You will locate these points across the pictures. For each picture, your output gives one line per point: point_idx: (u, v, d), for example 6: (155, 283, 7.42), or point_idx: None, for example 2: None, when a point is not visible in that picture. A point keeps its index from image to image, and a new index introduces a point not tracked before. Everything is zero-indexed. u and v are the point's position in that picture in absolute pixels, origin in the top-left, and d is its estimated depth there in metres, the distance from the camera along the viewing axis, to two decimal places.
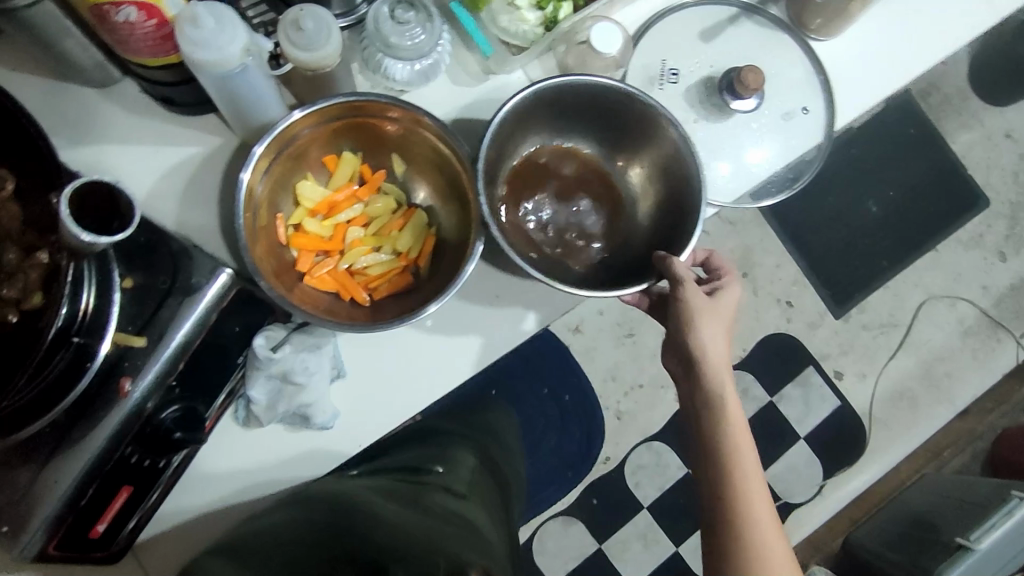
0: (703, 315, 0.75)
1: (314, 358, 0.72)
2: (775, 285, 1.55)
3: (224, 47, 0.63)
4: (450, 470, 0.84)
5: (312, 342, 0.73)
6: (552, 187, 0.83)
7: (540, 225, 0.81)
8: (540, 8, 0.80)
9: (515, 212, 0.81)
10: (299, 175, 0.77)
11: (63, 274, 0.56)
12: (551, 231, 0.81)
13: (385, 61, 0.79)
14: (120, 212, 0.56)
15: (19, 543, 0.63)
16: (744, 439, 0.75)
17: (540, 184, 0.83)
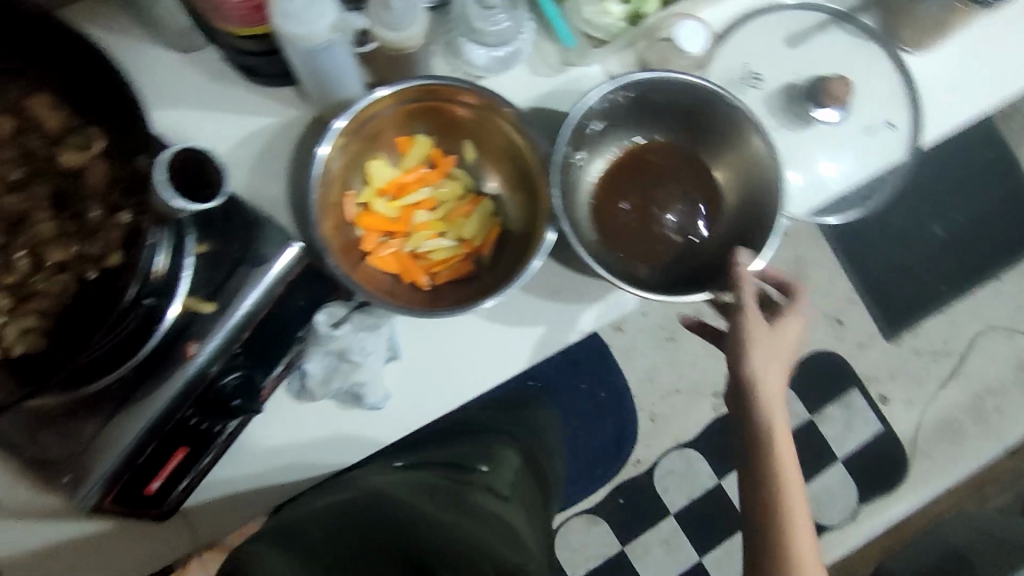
0: (758, 340, 0.72)
1: (372, 336, 0.73)
2: (828, 301, 1.50)
3: (313, 22, 0.63)
4: (493, 470, 0.84)
5: (371, 322, 0.74)
6: (643, 183, 0.82)
7: (638, 218, 0.80)
8: (625, 2, 0.81)
9: (612, 205, 0.81)
10: (370, 154, 0.77)
11: (143, 238, 0.56)
12: (648, 223, 0.80)
13: (466, 47, 0.78)
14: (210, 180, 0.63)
15: (80, 493, 0.64)
16: (792, 465, 0.72)
17: (630, 179, 0.82)
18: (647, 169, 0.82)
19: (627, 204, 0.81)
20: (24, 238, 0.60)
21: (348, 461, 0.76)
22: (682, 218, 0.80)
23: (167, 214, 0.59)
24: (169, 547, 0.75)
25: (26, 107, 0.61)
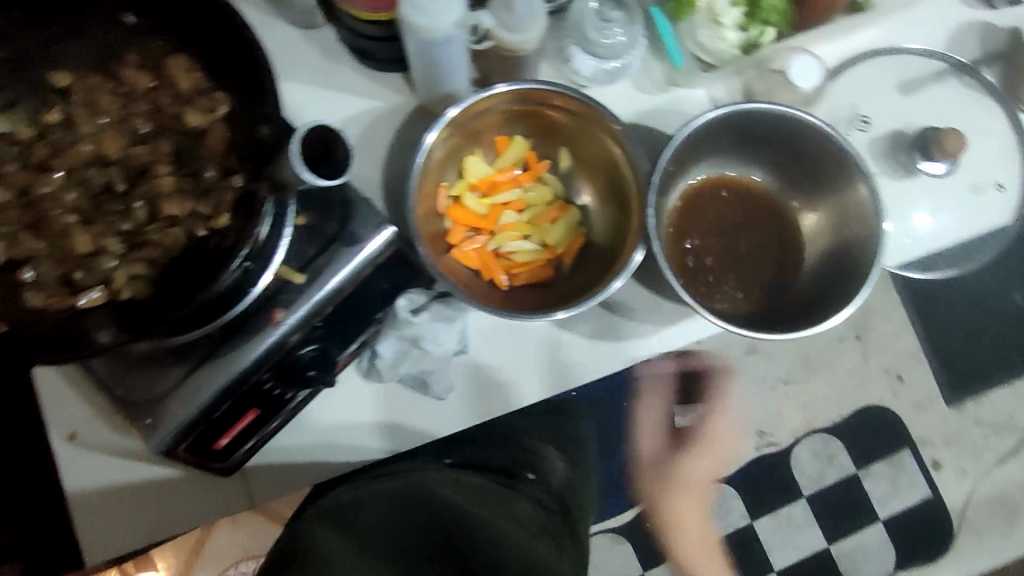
0: None
1: (446, 329, 0.74)
2: (888, 355, 1.45)
3: (436, 16, 0.64)
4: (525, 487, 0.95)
5: (448, 315, 0.75)
6: (711, 222, 0.81)
7: (700, 258, 0.79)
8: (743, 30, 0.78)
9: (678, 241, 0.79)
10: (468, 149, 0.78)
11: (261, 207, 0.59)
12: (710, 264, 0.79)
13: (576, 55, 0.79)
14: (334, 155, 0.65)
15: (156, 440, 0.66)
16: None
17: (700, 217, 0.81)
18: (722, 207, 0.81)
19: (694, 241, 0.79)
20: (142, 188, 0.63)
21: (404, 446, 0.77)
22: (752, 264, 0.79)
23: (290, 184, 0.62)
24: (225, 501, 0.78)
25: (163, 65, 0.64)
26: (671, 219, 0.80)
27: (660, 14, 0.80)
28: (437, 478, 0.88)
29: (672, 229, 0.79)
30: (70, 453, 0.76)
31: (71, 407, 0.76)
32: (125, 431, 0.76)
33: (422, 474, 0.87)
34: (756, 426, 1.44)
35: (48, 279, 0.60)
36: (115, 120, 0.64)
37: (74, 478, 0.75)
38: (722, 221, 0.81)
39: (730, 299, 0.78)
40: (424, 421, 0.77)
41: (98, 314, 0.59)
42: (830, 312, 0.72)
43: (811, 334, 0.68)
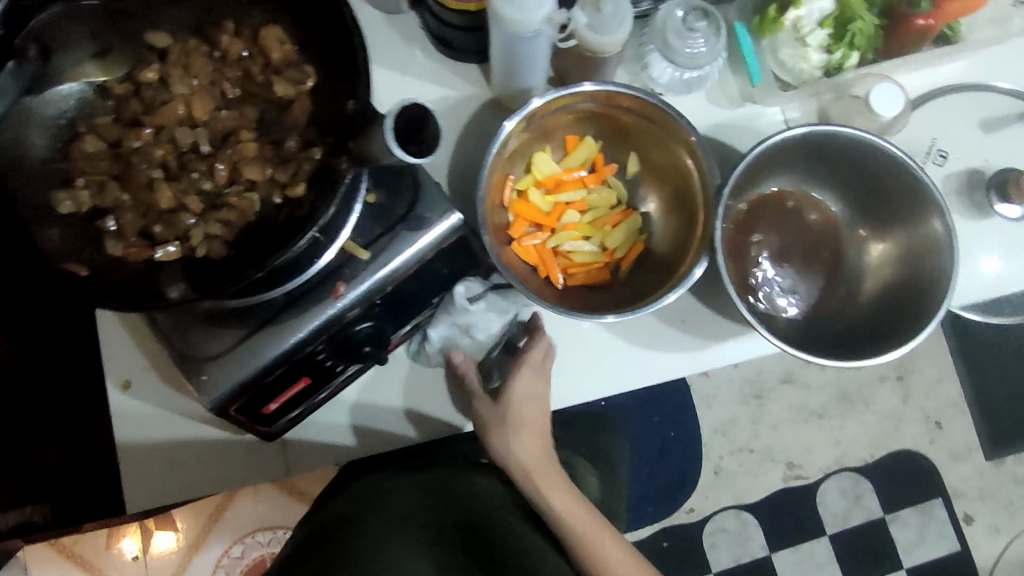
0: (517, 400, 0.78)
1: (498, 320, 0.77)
2: (929, 401, 1.41)
3: (528, 10, 0.65)
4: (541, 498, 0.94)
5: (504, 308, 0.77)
6: (775, 236, 0.79)
7: (760, 270, 0.77)
8: (828, 52, 0.78)
9: (740, 251, 0.78)
10: (538, 145, 0.78)
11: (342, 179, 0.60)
12: (768, 277, 0.77)
13: (654, 60, 0.78)
14: (421, 136, 0.52)
15: (209, 398, 0.67)
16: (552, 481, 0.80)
17: (766, 229, 0.79)
18: (788, 223, 0.80)
19: (754, 248, 0.78)
20: (224, 151, 0.64)
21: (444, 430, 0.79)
22: (808, 281, 0.78)
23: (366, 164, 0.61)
24: (262, 466, 0.79)
25: (257, 34, 0.66)
26: (734, 222, 0.78)
27: (744, 29, 0.80)
28: (462, 479, 0.91)
29: (733, 234, 0.78)
30: (123, 400, 0.78)
31: (129, 355, 0.79)
32: (177, 386, 0.79)
33: (441, 471, 0.92)
34: (786, 457, 1.41)
35: (128, 229, 0.62)
36: (205, 83, 0.66)
37: (123, 425, 0.78)
38: (786, 231, 0.79)
39: (777, 313, 0.77)
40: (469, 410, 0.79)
41: (172, 268, 0.62)
42: (886, 347, 0.72)
43: (868, 365, 0.69)
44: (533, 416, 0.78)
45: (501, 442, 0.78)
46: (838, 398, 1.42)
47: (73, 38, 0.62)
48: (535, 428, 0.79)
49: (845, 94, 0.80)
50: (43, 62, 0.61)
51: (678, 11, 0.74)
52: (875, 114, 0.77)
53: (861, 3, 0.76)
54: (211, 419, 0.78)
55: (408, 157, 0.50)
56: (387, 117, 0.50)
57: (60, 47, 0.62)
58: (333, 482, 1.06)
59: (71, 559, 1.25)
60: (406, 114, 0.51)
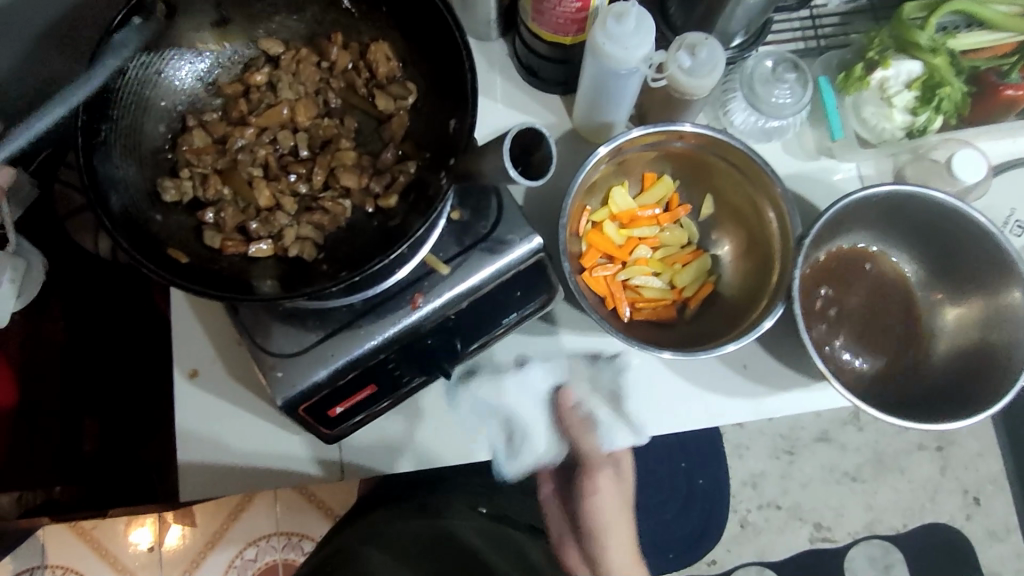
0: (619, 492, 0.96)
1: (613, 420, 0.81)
2: (968, 474, 1.38)
3: (629, 50, 0.67)
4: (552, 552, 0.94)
5: (626, 420, 0.81)
6: (850, 287, 0.80)
7: (826, 306, 0.79)
8: (913, 113, 0.78)
9: (810, 296, 0.78)
10: (617, 179, 0.79)
11: (443, 195, 0.60)
12: (839, 326, 0.78)
13: (736, 106, 0.80)
14: (529, 163, 0.54)
15: (282, 396, 0.67)
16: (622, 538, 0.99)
17: (845, 280, 0.80)
18: (867, 279, 0.80)
19: (826, 290, 0.79)
20: (325, 157, 0.67)
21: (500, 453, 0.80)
22: (871, 339, 0.79)
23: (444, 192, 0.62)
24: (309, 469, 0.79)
25: (365, 49, 0.69)
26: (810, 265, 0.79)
27: (828, 85, 0.82)
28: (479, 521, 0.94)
29: (809, 271, 0.78)
30: (188, 388, 0.80)
31: (197, 344, 0.81)
32: (242, 380, 0.80)
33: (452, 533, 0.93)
34: (814, 517, 1.37)
35: (227, 222, 0.65)
36: (311, 91, 0.69)
37: (185, 413, 0.79)
38: (855, 286, 0.80)
39: (851, 376, 0.77)
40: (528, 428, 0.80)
41: (265, 264, 0.64)
42: (951, 414, 0.71)
43: (929, 430, 0.69)
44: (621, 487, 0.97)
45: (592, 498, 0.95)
46: (874, 462, 1.39)
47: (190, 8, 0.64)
48: (614, 501, 0.97)
49: (925, 155, 0.82)
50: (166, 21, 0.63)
51: (768, 61, 0.76)
52: (955, 178, 0.78)
53: (951, 68, 0.75)
54: (269, 416, 0.80)
55: (521, 179, 0.51)
56: (505, 138, 0.52)
57: (182, 15, 0.64)
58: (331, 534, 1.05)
59: (88, 543, 1.26)
60: (522, 136, 0.53)
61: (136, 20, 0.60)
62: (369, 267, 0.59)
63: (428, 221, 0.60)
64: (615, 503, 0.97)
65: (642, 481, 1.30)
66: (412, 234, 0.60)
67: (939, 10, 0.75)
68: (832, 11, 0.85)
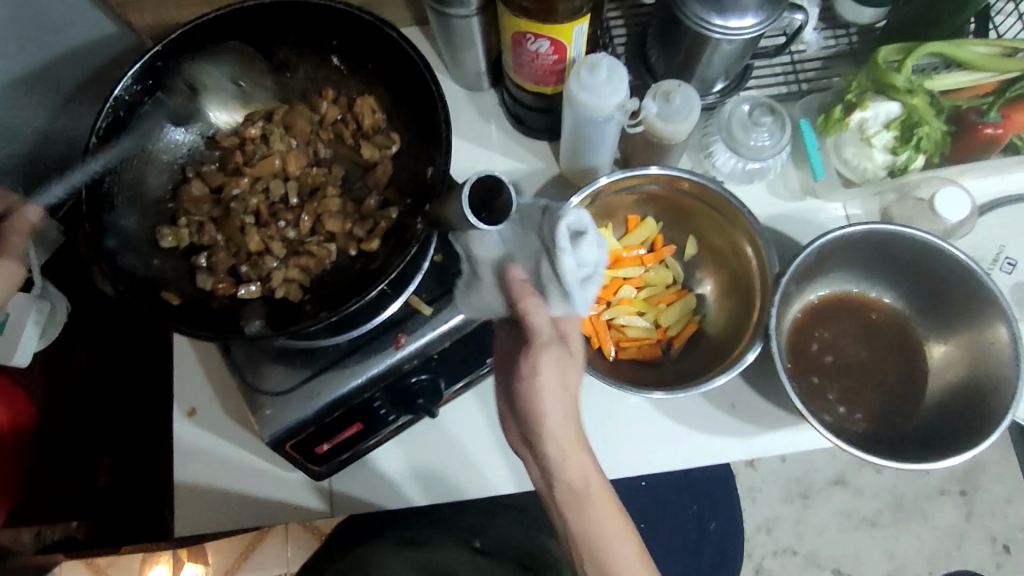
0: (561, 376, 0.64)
1: (545, 279, 0.58)
2: (995, 520, 1.32)
3: (604, 99, 0.69)
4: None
5: (559, 275, 0.57)
6: (846, 328, 0.80)
7: (829, 351, 0.78)
8: (893, 153, 0.79)
9: (810, 338, 0.79)
10: (601, 221, 0.81)
11: (415, 238, 0.63)
12: (832, 362, 0.78)
13: (717, 150, 0.82)
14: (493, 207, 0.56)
15: (270, 433, 0.69)
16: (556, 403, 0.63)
17: (836, 318, 0.80)
18: (858, 316, 0.80)
19: (823, 334, 0.79)
20: (314, 203, 0.71)
21: (495, 489, 0.81)
22: (866, 378, 0.77)
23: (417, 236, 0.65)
24: (302, 507, 0.81)
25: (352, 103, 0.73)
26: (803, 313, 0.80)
27: (810, 128, 0.84)
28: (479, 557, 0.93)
29: (801, 316, 0.79)
30: (186, 426, 0.83)
31: (198, 385, 0.85)
32: (238, 418, 0.83)
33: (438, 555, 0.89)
34: (833, 565, 1.33)
35: (219, 266, 0.69)
36: (301, 143, 0.73)
37: (184, 451, 0.82)
38: (856, 325, 0.80)
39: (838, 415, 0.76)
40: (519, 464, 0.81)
41: (253, 306, 0.67)
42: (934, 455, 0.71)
43: (921, 469, 0.67)
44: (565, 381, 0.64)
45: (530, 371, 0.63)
46: (894, 506, 1.34)
47: (216, 83, 0.72)
48: (558, 391, 0.63)
49: (909, 195, 0.82)
50: (189, 96, 0.70)
51: (745, 106, 0.78)
52: (939, 216, 0.78)
53: (929, 108, 0.77)
54: (265, 454, 0.82)
55: (479, 226, 0.54)
56: (465, 187, 0.55)
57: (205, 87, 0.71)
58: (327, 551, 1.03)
59: None
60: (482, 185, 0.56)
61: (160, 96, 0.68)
62: (348, 308, 0.62)
63: (405, 259, 0.63)
64: (558, 395, 0.63)
65: (652, 525, 1.29)
66: (390, 272, 0.63)
67: (914, 52, 0.77)
68: (813, 56, 0.87)
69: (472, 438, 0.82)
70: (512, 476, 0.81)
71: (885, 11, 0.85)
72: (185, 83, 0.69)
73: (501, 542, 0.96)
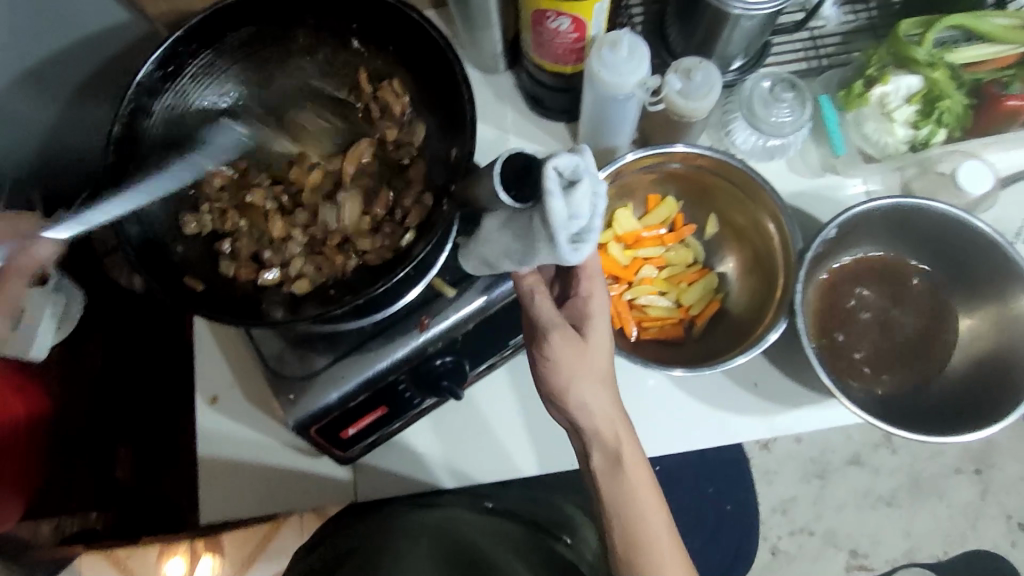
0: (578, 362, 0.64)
1: (535, 225, 0.52)
2: (1011, 498, 1.32)
3: (624, 76, 0.69)
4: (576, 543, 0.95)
5: (547, 221, 0.50)
6: (881, 294, 0.79)
7: (861, 307, 0.79)
8: (914, 128, 0.78)
9: (839, 305, 0.79)
10: (621, 202, 0.81)
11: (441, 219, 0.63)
12: (854, 339, 0.78)
13: (736, 127, 0.82)
14: (521, 183, 0.56)
15: (294, 418, 0.70)
16: (589, 384, 0.65)
17: (862, 288, 0.79)
18: (882, 285, 0.80)
19: (858, 297, 0.79)
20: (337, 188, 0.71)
21: (521, 470, 0.82)
22: (888, 354, 0.77)
23: (442, 218, 0.65)
24: (333, 490, 0.82)
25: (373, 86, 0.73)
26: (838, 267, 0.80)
27: (829, 103, 0.83)
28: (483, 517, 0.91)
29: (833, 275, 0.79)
30: (208, 413, 0.83)
31: (218, 372, 0.84)
32: (261, 405, 0.83)
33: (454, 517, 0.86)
34: (850, 544, 1.33)
35: (242, 252, 0.69)
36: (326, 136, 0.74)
37: (206, 439, 0.82)
38: (887, 294, 0.79)
39: (863, 392, 0.76)
40: (548, 442, 0.82)
41: (275, 292, 0.68)
42: (957, 429, 0.71)
43: (947, 442, 0.67)
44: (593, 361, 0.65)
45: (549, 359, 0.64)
46: (910, 485, 1.34)
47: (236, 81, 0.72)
48: (586, 375, 0.65)
49: (930, 170, 0.81)
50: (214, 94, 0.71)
51: (765, 82, 0.78)
52: (961, 189, 0.78)
53: (951, 82, 0.76)
54: (290, 439, 0.83)
55: (510, 202, 0.54)
56: (495, 164, 0.55)
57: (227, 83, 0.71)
58: (324, 522, 1.01)
59: None
60: (512, 166, 0.56)
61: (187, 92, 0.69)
62: (372, 292, 0.62)
63: (428, 243, 0.64)
64: (587, 380, 0.65)
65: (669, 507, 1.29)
66: (414, 257, 0.63)
67: (935, 25, 0.76)
68: (831, 31, 0.87)
69: (496, 419, 0.83)
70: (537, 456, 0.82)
71: None
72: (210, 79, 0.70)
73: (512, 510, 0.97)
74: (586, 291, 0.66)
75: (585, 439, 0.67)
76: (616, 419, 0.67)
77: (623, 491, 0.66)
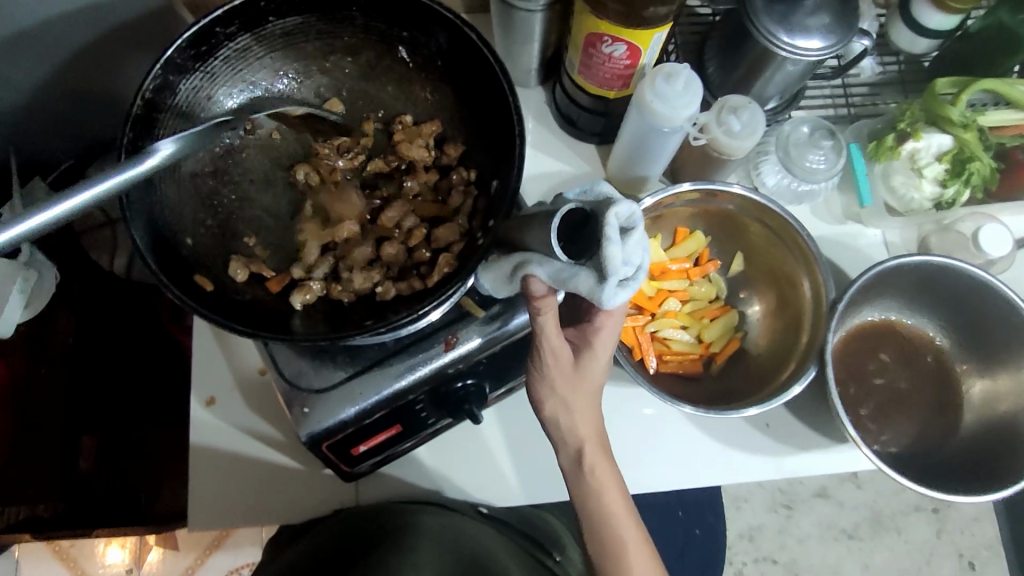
0: (583, 401, 0.65)
1: (588, 260, 0.50)
2: (964, 538, 1.36)
3: (677, 109, 0.68)
4: (563, 564, 0.90)
5: (602, 263, 0.49)
6: (896, 354, 0.82)
7: (876, 367, 0.81)
8: (941, 185, 0.80)
9: (858, 359, 0.81)
10: (651, 232, 0.80)
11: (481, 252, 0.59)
12: (864, 388, 0.80)
13: (765, 166, 0.82)
14: (569, 233, 0.53)
15: (307, 431, 0.66)
16: (584, 423, 0.66)
17: (875, 341, 0.82)
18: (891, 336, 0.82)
19: (880, 357, 0.81)
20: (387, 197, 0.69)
21: (526, 496, 0.80)
22: (894, 407, 0.79)
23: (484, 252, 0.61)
24: (327, 502, 0.79)
25: (425, 105, 0.71)
26: (856, 329, 0.82)
27: (858, 152, 0.84)
28: (483, 531, 0.78)
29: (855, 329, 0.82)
30: (204, 415, 0.79)
31: (218, 372, 0.81)
32: (261, 408, 0.80)
33: (458, 517, 0.77)
34: None
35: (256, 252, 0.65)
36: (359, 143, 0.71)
37: (199, 441, 0.79)
38: (891, 351, 0.82)
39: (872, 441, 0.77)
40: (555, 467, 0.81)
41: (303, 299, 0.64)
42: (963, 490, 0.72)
43: (960, 500, 0.68)
44: (586, 387, 0.65)
45: (554, 403, 0.65)
46: (870, 521, 1.36)
47: (271, 66, 0.68)
48: (582, 408, 0.66)
49: (951, 228, 0.82)
50: (245, 34, 0.64)
51: (805, 127, 0.78)
52: (981, 252, 0.79)
53: (980, 144, 0.78)
54: (288, 446, 0.79)
55: (558, 252, 0.52)
56: (555, 215, 0.51)
57: (261, 67, 0.67)
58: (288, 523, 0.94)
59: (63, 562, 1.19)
60: (571, 218, 0.52)
61: (222, 49, 0.63)
62: (395, 318, 0.60)
63: (462, 280, 0.59)
64: (581, 415, 0.66)
65: None
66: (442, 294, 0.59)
67: (970, 87, 0.77)
68: (863, 81, 0.88)
69: (506, 440, 0.81)
70: (542, 482, 0.80)
71: (937, 43, 0.86)
72: (242, 46, 0.64)
73: (508, 522, 0.90)
74: (598, 321, 0.63)
75: (592, 474, 0.66)
76: (604, 451, 0.68)
77: (608, 531, 0.67)
